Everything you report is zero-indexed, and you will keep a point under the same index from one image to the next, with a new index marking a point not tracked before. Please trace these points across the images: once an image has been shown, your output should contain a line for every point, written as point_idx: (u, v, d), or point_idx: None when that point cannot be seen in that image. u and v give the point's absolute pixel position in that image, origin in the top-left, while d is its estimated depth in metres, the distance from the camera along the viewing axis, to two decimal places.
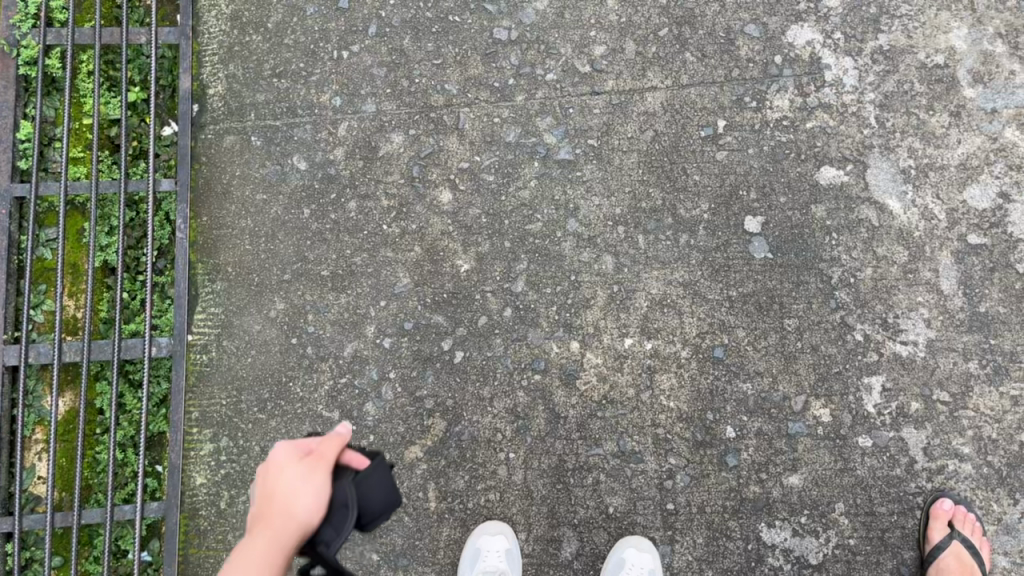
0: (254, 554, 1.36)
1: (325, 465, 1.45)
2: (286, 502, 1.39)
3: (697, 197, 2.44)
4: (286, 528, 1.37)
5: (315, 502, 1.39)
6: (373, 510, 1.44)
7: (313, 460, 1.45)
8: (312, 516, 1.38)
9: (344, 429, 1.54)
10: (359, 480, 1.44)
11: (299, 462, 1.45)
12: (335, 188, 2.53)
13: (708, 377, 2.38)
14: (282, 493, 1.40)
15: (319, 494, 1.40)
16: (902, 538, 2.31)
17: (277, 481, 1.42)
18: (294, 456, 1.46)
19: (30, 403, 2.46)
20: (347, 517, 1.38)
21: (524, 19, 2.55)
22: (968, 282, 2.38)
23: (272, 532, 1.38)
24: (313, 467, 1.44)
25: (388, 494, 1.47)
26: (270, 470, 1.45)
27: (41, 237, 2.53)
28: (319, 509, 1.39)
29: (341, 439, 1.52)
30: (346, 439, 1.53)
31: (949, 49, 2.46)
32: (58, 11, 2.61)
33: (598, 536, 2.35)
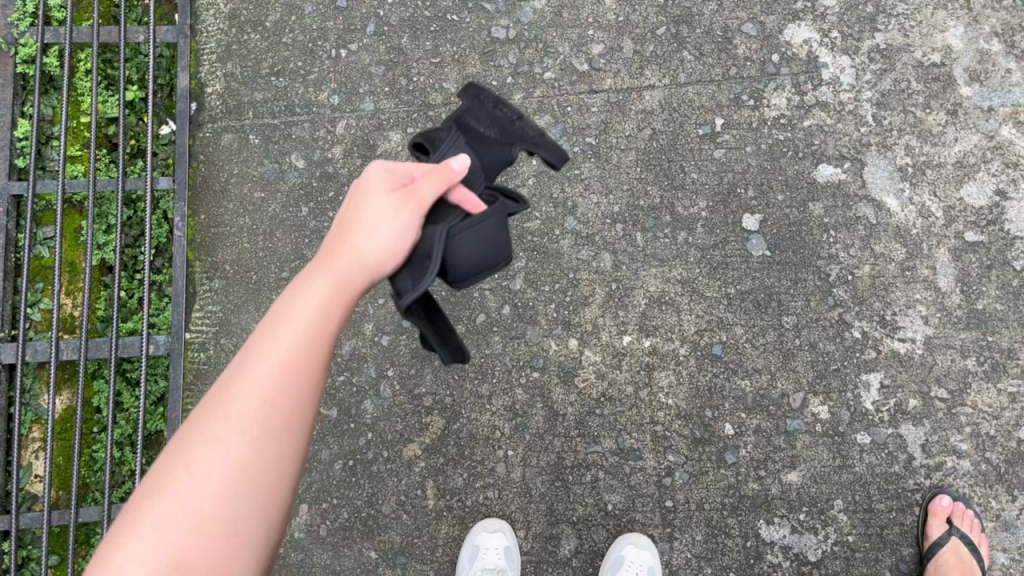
0: (307, 301, 1.25)
1: (414, 207, 1.37)
2: (363, 240, 1.34)
3: (695, 195, 2.45)
4: (355, 269, 1.32)
5: (393, 242, 1.35)
6: (465, 259, 1.41)
7: (409, 192, 1.38)
8: (386, 254, 1.35)
9: (458, 166, 1.44)
10: (454, 231, 1.39)
11: (390, 195, 1.39)
12: (334, 186, 2.52)
13: (707, 374, 2.38)
14: (365, 227, 1.35)
15: (401, 237, 1.35)
16: (901, 535, 2.32)
17: (362, 213, 1.36)
18: (386, 188, 1.40)
19: (27, 401, 2.47)
20: (427, 269, 1.36)
21: (523, 18, 2.56)
22: (966, 279, 2.38)
23: (340, 273, 1.30)
24: (404, 202, 1.37)
25: (487, 245, 1.42)
26: (362, 192, 1.40)
27: (38, 236, 2.53)
28: (399, 243, 1.35)
29: (450, 173, 1.42)
30: (456, 177, 1.43)
31: (945, 47, 2.47)
32: (56, 10, 2.62)
33: (597, 534, 2.35)
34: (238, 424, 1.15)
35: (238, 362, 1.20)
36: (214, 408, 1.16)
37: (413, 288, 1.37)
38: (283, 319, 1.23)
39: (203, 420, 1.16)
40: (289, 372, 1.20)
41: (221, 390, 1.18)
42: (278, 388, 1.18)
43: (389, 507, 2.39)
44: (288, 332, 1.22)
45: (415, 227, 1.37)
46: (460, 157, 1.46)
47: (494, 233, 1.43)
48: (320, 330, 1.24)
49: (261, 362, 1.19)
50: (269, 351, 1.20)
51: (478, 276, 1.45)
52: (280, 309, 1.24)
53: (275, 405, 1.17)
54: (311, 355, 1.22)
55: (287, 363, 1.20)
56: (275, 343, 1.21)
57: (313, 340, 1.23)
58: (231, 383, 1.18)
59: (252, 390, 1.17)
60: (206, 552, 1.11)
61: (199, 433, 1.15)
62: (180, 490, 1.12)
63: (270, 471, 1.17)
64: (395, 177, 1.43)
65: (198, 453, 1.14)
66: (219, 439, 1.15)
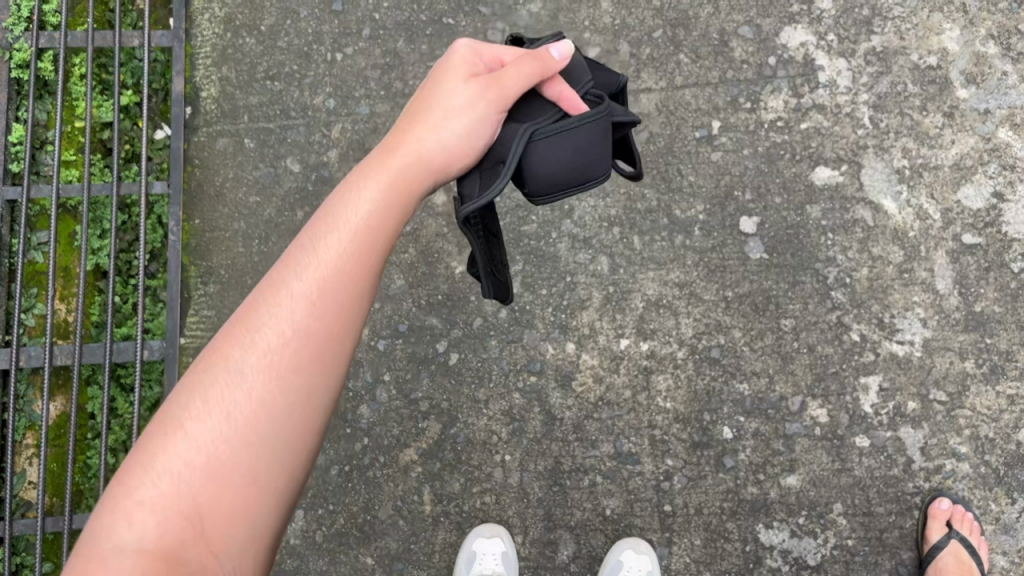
0: (349, 210, 1.22)
1: (484, 100, 1.35)
2: (428, 136, 1.33)
3: (692, 198, 2.43)
4: (412, 168, 1.31)
5: (457, 138, 1.34)
6: (548, 168, 1.35)
7: (487, 81, 1.36)
8: (450, 149, 1.34)
9: (557, 56, 1.40)
10: (539, 135, 1.34)
11: (466, 85, 1.37)
12: (329, 190, 2.53)
13: (706, 377, 2.37)
14: (431, 120, 1.34)
15: (466, 135, 1.34)
16: (900, 538, 2.32)
17: (432, 106, 1.36)
18: (463, 76, 1.38)
19: (21, 407, 2.45)
20: (498, 173, 1.36)
21: (518, 21, 2.54)
22: (964, 281, 2.37)
23: (394, 174, 1.29)
24: (478, 93, 1.36)
25: (578, 154, 1.36)
26: (437, 81, 1.39)
27: (32, 240, 2.51)
28: (466, 137, 1.34)
29: (544, 62, 1.38)
30: (551, 67, 1.39)
31: (942, 50, 2.45)
32: (51, 14, 2.59)
33: (595, 538, 2.36)
34: (262, 351, 1.13)
35: (271, 278, 1.19)
36: (241, 333, 1.15)
37: (479, 193, 1.38)
38: (321, 233, 1.21)
39: (230, 342, 1.15)
40: (321, 295, 1.16)
41: (250, 310, 1.17)
42: (309, 312, 1.16)
43: (385, 513, 2.39)
44: (325, 248, 1.19)
45: (489, 120, 1.36)
46: (562, 45, 1.41)
47: (587, 144, 1.36)
48: (363, 247, 1.20)
49: (293, 281, 1.17)
50: (303, 270, 1.18)
51: (565, 191, 1.39)
52: (322, 219, 1.22)
53: (305, 332, 1.15)
54: (347, 273, 1.18)
55: (320, 284, 1.17)
56: (312, 259, 1.18)
57: (353, 253, 1.20)
58: (262, 302, 1.17)
59: (282, 313, 1.15)
60: (219, 489, 1.07)
61: (227, 353, 1.14)
62: (198, 421, 1.10)
63: (300, 398, 1.13)
64: (477, 64, 1.41)
65: (221, 379, 1.12)
66: (241, 365, 1.12)
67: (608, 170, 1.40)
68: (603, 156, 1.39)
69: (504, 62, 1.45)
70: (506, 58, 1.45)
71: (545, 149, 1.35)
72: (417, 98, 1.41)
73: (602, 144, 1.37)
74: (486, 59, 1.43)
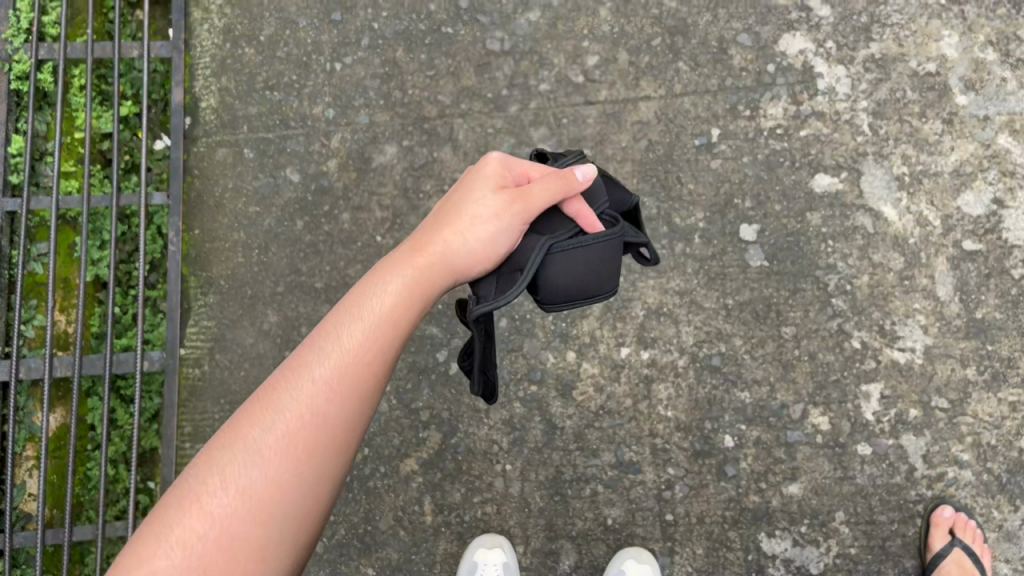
0: (371, 307, 1.38)
1: (508, 210, 1.48)
2: (454, 239, 1.48)
3: (692, 206, 2.43)
4: (431, 268, 1.46)
5: (480, 244, 1.47)
6: (562, 279, 1.50)
7: (514, 196, 1.50)
8: (472, 254, 1.48)
9: (581, 176, 1.53)
10: (556, 249, 1.48)
11: (494, 196, 1.51)
12: (329, 200, 2.52)
13: (707, 386, 2.37)
14: (458, 225, 1.49)
15: (488, 244, 1.48)
16: (903, 547, 2.31)
17: (461, 211, 1.50)
18: (493, 186, 1.52)
19: (21, 419, 2.44)
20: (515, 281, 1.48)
21: (517, 30, 2.54)
22: (965, 288, 2.36)
23: (414, 274, 1.44)
24: (505, 205, 1.49)
25: (589, 272, 1.50)
26: (469, 188, 1.54)
27: (32, 252, 2.50)
28: (489, 244, 1.48)
29: (569, 181, 1.51)
30: (575, 186, 1.52)
31: (941, 56, 2.44)
32: (51, 26, 2.60)
33: (596, 548, 2.36)
34: (284, 432, 1.27)
35: (299, 363, 1.34)
36: (266, 412, 1.29)
37: (494, 296, 1.49)
38: (345, 327, 1.36)
39: (256, 419, 1.29)
40: (340, 388, 1.31)
41: (276, 391, 1.32)
42: (329, 402, 1.31)
43: (386, 523, 2.39)
44: (347, 342, 1.35)
45: (511, 231, 1.49)
46: (586, 167, 1.54)
47: (598, 263, 1.51)
48: (380, 344, 1.36)
49: (317, 369, 1.32)
50: (328, 359, 1.33)
51: (573, 302, 1.53)
52: (347, 312, 1.38)
53: (323, 421, 1.29)
54: (364, 368, 1.34)
55: (341, 376, 1.32)
56: (333, 352, 1.34)
57: (367, 350, 1.35)
58: (286, 386, 1.32)
59: (305, 398, 1.30)
60: (228, 560, 1.20)
61: (249, 430, 1.29)
62: (216, 491, 1.23)
63: (311, 482, 1.28)
64: (507, 176, 1.55)
65: (243, 454, 1.26)
66: (263, 445, 1.27)
67: (613, 287, 1.55)
68: (610, 275, 1.54)
69: (532, 175, 1.59)
70: (533, 174, 1.59)
71: (562, 263, 1.49)
72: (449, 199, 1.55)
73: (611, 264, 1.52)
74: (516, 172, 1.57)
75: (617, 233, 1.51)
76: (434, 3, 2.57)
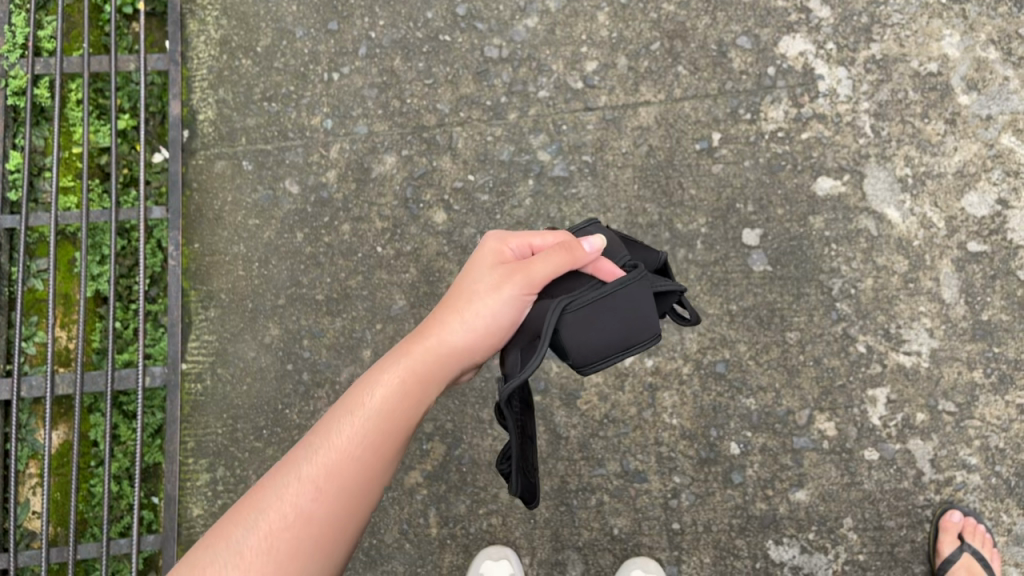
0: (363, 402, 1.42)
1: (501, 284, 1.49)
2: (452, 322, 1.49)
3: (694, 212, 2.42)
4: (424, 356, 1.48)
5: (479, 324, 1.48)
6: (587, 336, 1.45)
7: (512, 268, 1.49)
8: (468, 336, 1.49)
9: (588, 247, 1.50)
10: (570, 308, 1.44)
11: (491, 273, 1.51)
12: (329, 211, 2.51)
13: (712, 393, 2.35)
14: (453, 307, 1.50)
15: (485, 321, 1.48)
16: (912, 553, 2.30)
17: (458, 292, 1.52)
18: (491, 265, 1.53)
19: (24, 437, 2.45)
20: (534, 348, 1.44)
21: (515, 37, 2.53)
22: (971, 290, 2.34)
23: (409, 362, 1.47)
24: (502, 280, 1.49)
25: (618, 324, 1.46)
26: (468, 267, 1.55)
27: (32, 269, 2.50)
28: (489, 323, 1.48)
29: (574, 253, 1.47)
30: (581, 256, 1.48)
31: (943, 56, 2.41)
32: (46, 41, 2.59)
33: (603, 558, 2.35)
34: (266, 531, 1.30)
35: (288, 462, 1.38)
36: (251, 512, 1.33)
37: (518, 368, 1.46)
38: (337, 421, 1.41)
39: (241, 518, 1.33)
40: (328, 487, 1.34)
41: (264, 489, 1.35)
42: (314, 501, 1.33)
43: (392, 537, 2.39)
44: (337, 439, 1.38)
45: (507, 304, 1.47)
46: (593, 238, 1.52)
47: (624, 313, 1.46)
48: (372, 441, 1.39)
49: (306, 466, 1.36)
50: (316, 456, 1.37)
51: (607, 359, 1.48)
52: (340, 409, 1.42)
53: (309, 519, 1.32)
54: (353, 465, 1.37)
55: (330, 472, 1.36)
56: (324, 449, 1.38)
57: (359, 447, 1.38)
58: (273, 484, 1.35)
59: (291, 497, 1.33)
60: None
61: (233, 529, 1.32)
62: None
63: None
64: (506, 251, 1.55)
65: (223, 553, 1.28)
66: (243, 544, 1.29)
67: (651, 333, 1.48)
68: (645, 321, 1.47)
69: (534, 245, 1.57)
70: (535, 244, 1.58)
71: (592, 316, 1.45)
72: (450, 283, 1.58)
73: (643, 310, 1.46)
74: (516, 246, 1.56)
75: (636, 280, 1.46)
76: (431, 11, 2.55)
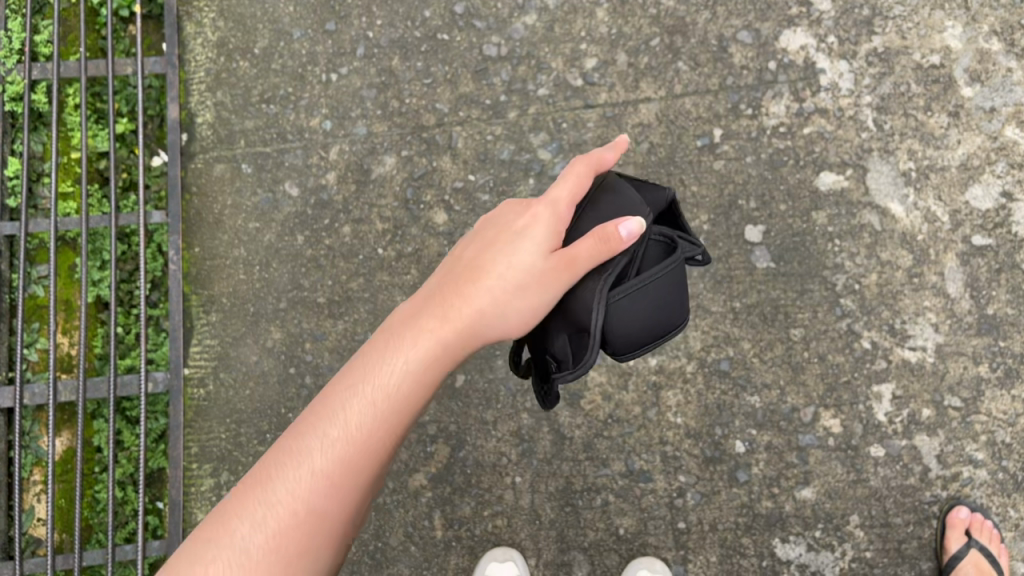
0: (382, 393, 1.34)
1: (544, 280, 1.39)
2: (487, 303, 1.43)
3: (696, 208, 2.40)
4: (455, 339, 1.41)
5: (519, 314, 1.41)
6: (627, 325, 1.38)
7: (557, 261, 1.37)
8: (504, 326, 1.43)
9: (625, 234, 1.31)
10: (618, 298, 1.36)
11: (539, 257, 1.42)
12: (329, 213, 2.50)
13: (715, 391, 2.34)
14: (495, 286, 1.43)
15: (523, 313, 1.41)
16: (919, 549, 2.29)
17: (503, 273, 1.44)
18: (541, 245, 1.43)
19: (28, 444, 2.46)
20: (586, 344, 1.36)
21: (513, 35, 2.51)
22: (975, 284, 2.33)
23: (434, 346, 1.40)
24: (546, 271, 1.39)
25: (655, 308, 1.39)
26: (519, 236, 1.46)
27: (32, 275, 2.50)
28: (527, 317, 1.41)
29: (611, 245, 1.32)
30: (616, 248, 1.32)
31: (944, 48, 2.39)
32: (43, 45, 2.58)
33: (609, 558, 2.35)
34: (273, 531, 1.25)
35: (298, 447, 1.30)
36: (255, 506, 1.27)
37: (571, 360, 1.38)
38: (348, 407, 1.33)
39: (243, 511, 1.26)
40: (339, 482, 1.29)
41: (273, 477, 1.29)
42: (323, 500, 1.28)
43: (397, 540, 2.39)
44: (352, 433, 1.31)
45: (520, 282, 1.41)
46: (632, 221, 1.32)
47: (662, 296, 1.39)
48: (387, 432, 1.34)
49: (317, 461, 1.29)
50: (330, 450, 1.30)
51: (640, 347, 1.42)
52: (356, 394, 1.34)
53: (317, 517, 1.28)
54: (364, 458, 1.31)
55: (339, 465, 1.29)
56: (338, 437, 1.31)
57: (373, 444, 1.32)
58: (280, 474, 1.29)
59: (299, 494, 1.27)
60: None
61: (234, 521, 1.26)
62: None
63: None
64: (558, 225, 1.44)
65: (225, 549, 1.23)
66: (248, 542, 1.23)
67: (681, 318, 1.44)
68: (680, 304, 1.43)
69: (569, 190, 1.43)
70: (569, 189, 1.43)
71: (643, 295, 1.37)
72: (495, 247, 1.48)
73: (677, 291, 1.41)
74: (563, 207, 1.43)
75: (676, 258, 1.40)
76: (429, 9, 2.54)
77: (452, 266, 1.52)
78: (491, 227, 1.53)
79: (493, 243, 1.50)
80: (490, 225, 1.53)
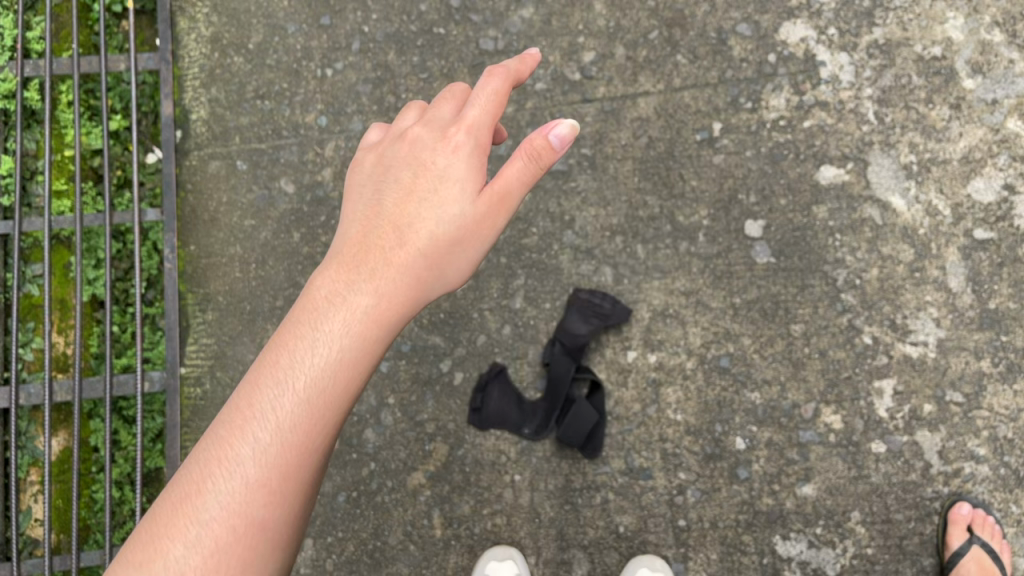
0: (311, 376, 1.30)
1: (478, 228, 1.51)
2: (423, 254, 1.48)
3: (696, 203, 2.38)
4: (386, 304, 1.40)
5: (463, 258, 1.52)
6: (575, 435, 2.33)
7: (493, 198, 1.51)
8: (446, 272, 1.51)
9: (556, 142, 1.47)
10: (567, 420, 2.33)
11: (465, 195, 1.51)
12: (325, 210, 2.47)
13: (715, 388, 2.33)
14: (427, 229, 1.49)
15: (467, 254, 1.52)
16: (921, 545, 2.27)
17: (432, 217, 1.50)
18: (462, 182, 1.52)
19: (24, 444, 2.44)
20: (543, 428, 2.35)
21: (510, 28, 2.48)
22: (977, 278, 2.31)
23: (365, 315, 1.37)
24: (481, 209, 1.51)
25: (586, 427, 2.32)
26: (435, 172, 1.53)
27: (27, 274, 2.48)
28: (468, 255, 1.52)
29: (542, 161, 1.48)
30: (547, 161, 1.48)
31: (946, 39, 2.36)
32: (35, 42, 2.56)
33: (609, 556, 2.33)
34: (210, 549, 1.21)
35: (227, 453, 1.26)
36: (187, 525, 1.22)
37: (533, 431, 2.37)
38: (275, 403, 1.28)
39: (176, 531, 1.22)
40: (277, 484, 1.26)
41: (204, 491, 1.24)
42: (264, 509, 1.25)
43: (396, 539, 2.39)
44: (285, 423, 1.28)
45: (450, 223, 1.50)
46: (562, 128, 1.46)
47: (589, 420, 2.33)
48: (319, 411, 1.29)
49: (251, 465, 1.25)
50: (265, 449, 1.26)
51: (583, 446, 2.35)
52: (277, 378, 1.30)
53: (262, 526, 1.24)
54: (300, 451, 1.28)
55: (276, 465, 1.26)
56: (269, 432, 1.27)
57: (307, 436, 1.28)
58: (211, 486, 1.25)
59: (238, 506, 1.24)
60: None
61: (168, 543, 1.21)
62: None
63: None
64: (471, 154, 1.53)
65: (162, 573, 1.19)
66: (184, 563, 1.20)
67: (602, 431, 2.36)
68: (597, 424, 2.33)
69: (476, 118, 1.53)
70: (475, 117, 1.53)
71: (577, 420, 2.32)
72: (411, 185, 1.53)
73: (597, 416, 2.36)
74: (474, 132, 1.53)
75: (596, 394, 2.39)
76: (425, 3, 2.51)
77: (368, 217, 1.51)
78: (404, 163, 1.55)
79: (412, 186, 1.53)
80: (402, 162, 1.55)
